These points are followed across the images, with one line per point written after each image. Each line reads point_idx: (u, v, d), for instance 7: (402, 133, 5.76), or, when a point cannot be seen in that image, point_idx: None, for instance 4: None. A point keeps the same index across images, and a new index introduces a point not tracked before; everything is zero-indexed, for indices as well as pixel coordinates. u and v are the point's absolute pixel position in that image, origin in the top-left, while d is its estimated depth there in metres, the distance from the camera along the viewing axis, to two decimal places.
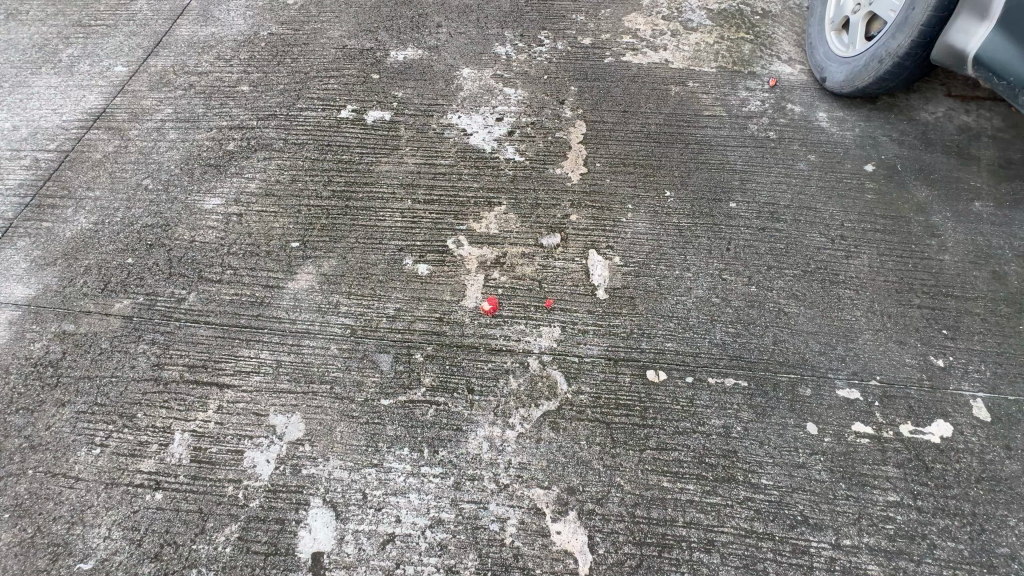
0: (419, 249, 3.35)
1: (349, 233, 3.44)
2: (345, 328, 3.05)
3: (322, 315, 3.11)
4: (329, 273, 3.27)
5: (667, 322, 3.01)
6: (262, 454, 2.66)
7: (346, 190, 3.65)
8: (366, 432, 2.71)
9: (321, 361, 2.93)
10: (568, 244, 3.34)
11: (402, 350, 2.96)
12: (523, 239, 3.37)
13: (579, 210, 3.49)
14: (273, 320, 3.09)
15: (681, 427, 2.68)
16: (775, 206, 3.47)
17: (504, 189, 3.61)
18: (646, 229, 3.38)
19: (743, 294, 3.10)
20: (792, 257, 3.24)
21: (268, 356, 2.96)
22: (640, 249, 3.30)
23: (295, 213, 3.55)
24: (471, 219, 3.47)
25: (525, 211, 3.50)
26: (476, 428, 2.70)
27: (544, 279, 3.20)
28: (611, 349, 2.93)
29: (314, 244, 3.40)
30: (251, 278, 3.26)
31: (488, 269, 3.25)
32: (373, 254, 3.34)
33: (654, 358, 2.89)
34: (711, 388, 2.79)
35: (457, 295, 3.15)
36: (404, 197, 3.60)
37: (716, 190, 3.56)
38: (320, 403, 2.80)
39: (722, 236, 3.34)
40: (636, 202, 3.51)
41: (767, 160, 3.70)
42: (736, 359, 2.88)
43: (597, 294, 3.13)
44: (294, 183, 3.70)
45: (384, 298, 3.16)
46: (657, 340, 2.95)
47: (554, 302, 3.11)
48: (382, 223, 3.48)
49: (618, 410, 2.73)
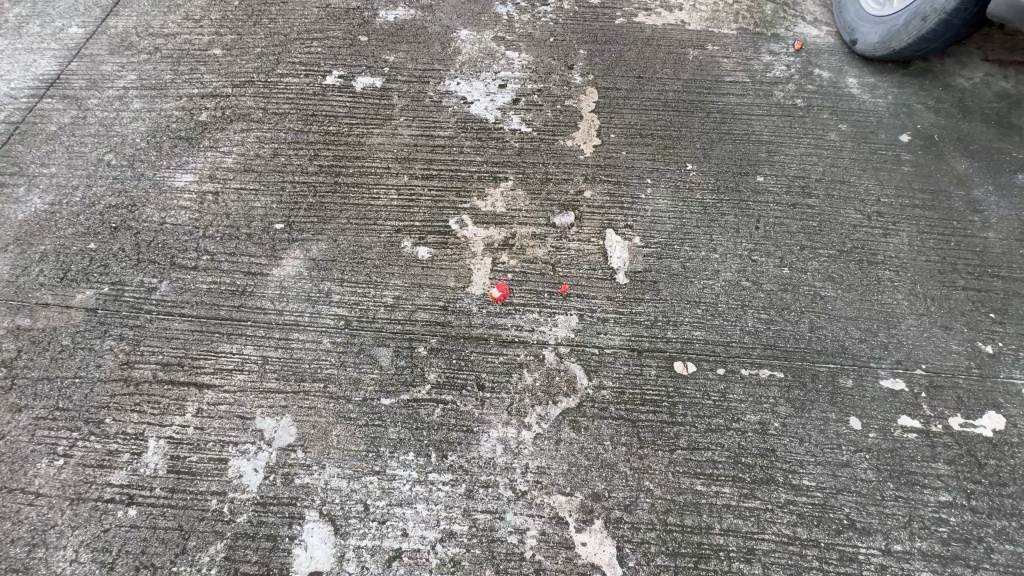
0: (418, 230, 3.02)
1: (340, 212, 3.09)
2: (338, 319, 2.74)
3: (312, 305, 2.79)
4: (318, 258, 2.94)
5: (694, 308, 2.75)
6: (248, 463, 2.37)
7: (334, 165, 3.28)
8: (366, 435, 2.43)
9: (313, 357, 2.63)
10: (582, 224, 3.03)
11: (402, 343, 2.66)
12: (533, 218, 3.06)
13: (593, 186, 3.17)
14: (257, 311, 2.77)
15: (714, 424, 2.44)
16: (806, 180, 3.20)
17: (510, 164, 3.28)
18: (667, 206, 3.09)
19: (775, 277, 2.84)
20: (827, 236, 2.98)
21: (252, 351, 2.65)
22: (662, 228, 3.01)
23: (279, 191, 3.18)
24: (475, 197, 3.14)
25: (534, 187, 3.17)
26: (489, 429, 2.43)
27: (558, 263, 2.90)
28: (633, 339, 2.66)
29: (301, 225, 3.05)
30: (230, 264, 2.92)
31: (495, 252, 2.94)
32: (367, 236, 3.01)
33: (681, 348, 2.63)
34: (744, 380, 2.55)
35: (462, 281, 2.85)
36: (399, 172, 3.25)
37: (741, 162, 3.26)
38: (312, 403, 2.51)
39: (750, 213, 3.06)
40: (655, 177, 3.20)
41: (795, 131, 3.40)
42: (771, 348, 2.64)
43: (616, 279, 2.84)
44: (276, 157, 3.32)
45: (380, 285, 2.84)
46: (684, 329, 2.69)
47: (570, 287, 2.82)
48: (376, 201, 3.13)
49: (644, 406, 2.48)
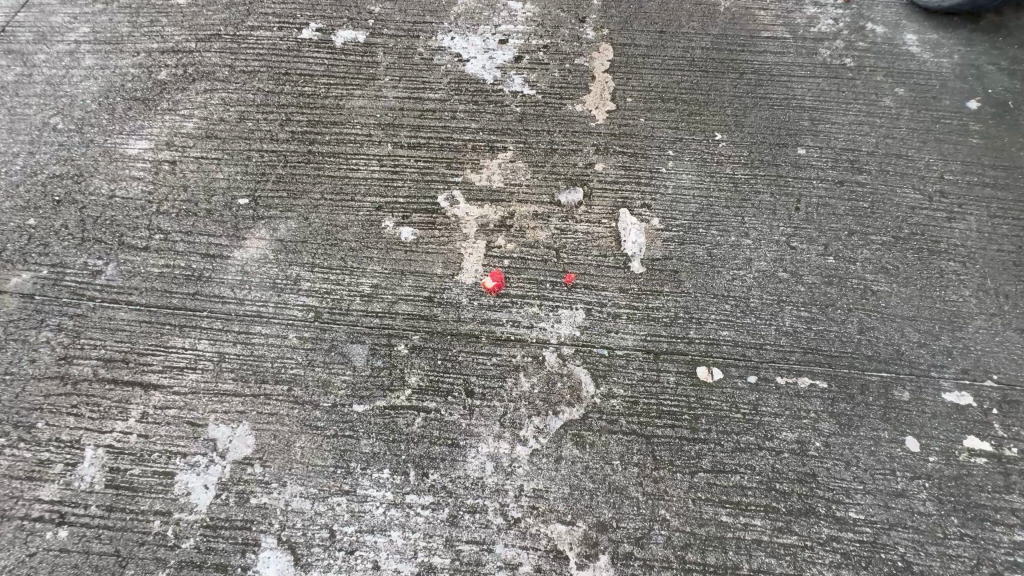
0: (402, 207, 2.62)
1: (313, 186, 2.69)
2: (307, 310, 2.36)
3: (277, 293, 2.41)
4: (286, 238, 2.55)
5: (721, 303, 2.34)
6: (197, 478, 2.04)
7: (309, 131, 2.86)
8: (334, 449, 2.09)
9: (276, 355, 2.27)
10: (592, 202, 2.61)
11: (380, 340, 2.29)
12: (535, 195, 2.64)
13: (606, 158, 2.73)
14: (214, 300, 2.40)
15: (743, 442, 2.07)
16: (856, 153, 2.73)
17: (510, 131, 2.84)
18: (692, 181, 2.65)
19: (818, 267, 2.42)
20: (879, 220, 2.54)
21: (206, 347, 2.29)
22: (685, 208, 2.58)
23: (244, 161, 2.78)
24: (469, 169, 2.72)
25: (537, 159, 2.74)
26: (478, 444, 2.08)
27: (562, 248, 2.49)
28: (649, 339, 2.27)
29: (268, 200, 2.66)
30: (185, 245, 2.54)
31: (490, 234, 2.54)
32: (343, 214, 2.61)
33: (705, 350, 2.24)
34: (780, 391, 2.16)
35: (451, 267, 2.46)
36: (382, 140, 2.83)
37: (780, 132, 2.80)
38: (274, 409, 2.16)
39: (789, 191, 2.62)
40: (679, 148, 2.75)
41: (843, 95, 2.92)
42: (812, 352, 2.23)
43: (630, 267, 2.43)
44: (242, 122, 2.90)
45: (357, 271, 2.46)
46: (708, 328, 2.29)
47: (575, 277, 2.42)
48: (354, 174, 2.72)
49: (661, 420, 2.11)
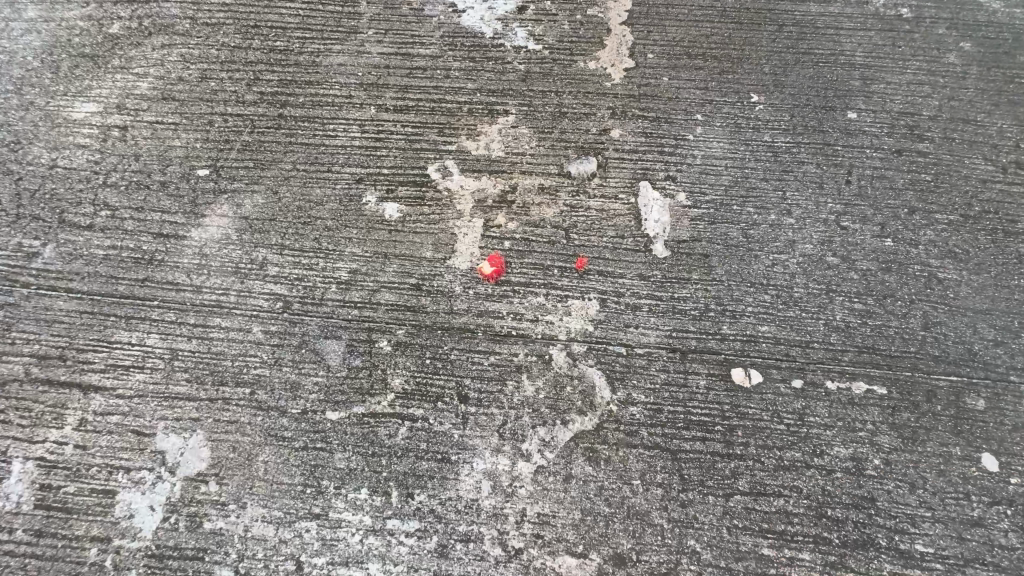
0: (386, 179, 2.25)
1: (283, 155, 2.32)
2: (274, 299, 2.02)
3: (240, 279, 2.07)
4: (252, 215, 2.19)
5: (760, 294, 1.99)
6: (142, 498, 1.73)
7: (280, 92, 2.47)
8: (304, 464, 1.77)
9: (237, 353, 1.94)
10: (608, 174, 2.24)
11: (358, 335, 1.96)
12: (541, 166, 2.26)
13: (623, 124, 2.35)
14: (167, 288, 2.06)
15: (788, 459, 1.74)
16: (916, 117, 2.34)
17: (512, 93, 2.44)
18: (724, 151, 2.27)
19: (874, 251, 2.06)
20: (944, 195, 2.17)
21: (156, 342, 1.96)
22: (716, 181, 2.21)
23: (205, 126, 2.40)
24: (464, 136, 2.34)
25: (543, 125, 2.36)
26: (473, 459, 1.76)
27: (573, 227, 2.13)
28: (675, 336, 1.93)
29: (231, 171, 2.29)
30: (135, 223, 2.19)
31: (488, 211, 2.18)
32: (318, 187, 2.24)
33: (741, 350, 1.90)
34: (830, 398, 1.82)
35: (443, 250, 2.11)
36: (364, 103, 2.44)
37: (826, 93, 2.40)
38: (233, 417, 1.84)
39: (839, 163, 2.24)
40: (708, 111, 2.36)
41: (899, 51, 2.51)
42: (868, 352, 1.89)
43: (652, 251, 2.08)
44: (203, 82, 2.52)
45: (333, 254, 2.11)
46: (745, 323, 1.94)
47: (588, 262, 2.06)
48: (331, 140, 2.34)
49: (689, 432, 1.78)
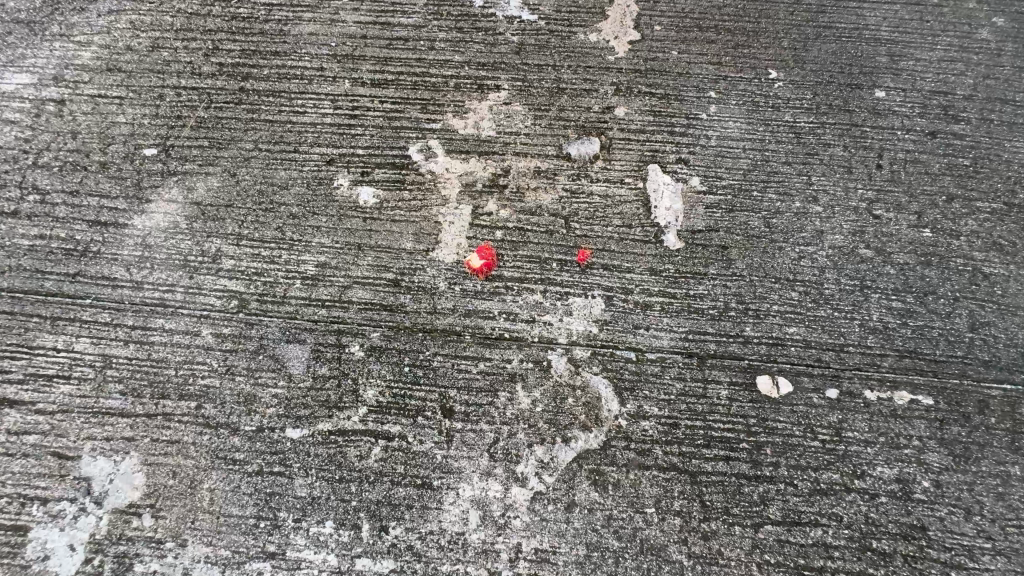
0: (361, 161, 1.98)
1: (244, 133, 2.03)
2: (227, 297, 1.74)
3: (188, 273, 1.78)
4: (205, 200, 1.90)
5: (787, 291, 1.75)
6: (60, 535, 1.45)
7: (242, 63, 2.18)
8: (258, 492, 1.49)
9: (183, 360, 1.65)
10: (613, 156, 1.98)
11: (326, 339, 1.68)
12: (537, 147, 2.00)
13: (628, 101, 2.10)
14: (103, 285, 1.77)
15: (825, 483, 1.51)
16: (950, 96, 2.12)
17: (504, 66, 2.18)
18: (742, 132, 2.03)
19: (912, 243, 1.84)
20: (985, 181, 1.96)
21: (86, 348, 1.67)
22: (733, 165, 1.97)
23: (155, 100, 2.11)
24: (451, 113, 2.07)
25: (539, 101, 2.10)
26: (458, 485, 1.50)
27: (573, 215, 1.88)
28: (692, 339, 1.68)
29: (183, 150, 2.00)
30: (68, 210, 1.90)
31: (477, 197, 1.91)
32: (282, 169, 1.96)
33: (767, 355, 1.66)
34: (871, 410, 1.59)
35: (425, 240, 1.84)
36: (338, 76, 2.16)
37: (851, 71, 2.18)
38: (174, 436, 1.56)
39: (868, 145, 2.02)
40: (723, 88, 2.12)
41: (930, 25, 2.28)
42: (911, 357, 1.66)
43: (664, 242, 1.83)
44: (154, 52, 2.22)
45: (298, 245, 1.83)
46: (771, 324, 1.70)
47: (590, 254, 1.81)
48: (299, 117, 2.06)
49: (711, 451, 1.54)
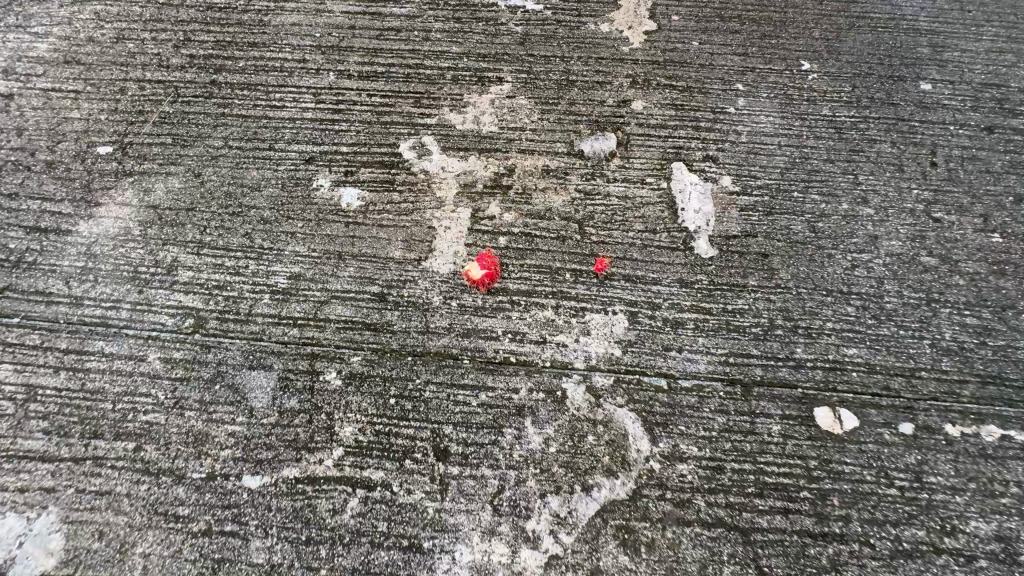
0: (345, 159, 1.73)
1: (213, 129, 1.79)
2: (181, 316, 1.47)
3: (137, 287, 1.52)
4: (163, 204, 1.65)
5: (842, 306, 1.49)
6: None
7: (215, 55, 1.96)
8: (204, 559, 1.20)
9: (123, 392, 1.37)
10: (631, 153, 1.75)
11: (296, 365, 1.41)
12: (545, 143, 1.77)
13: (646, 94, 1.88)
14: (35, 302, 1.50)
15: (908, 542, 1.22)
16: (1004, 88, 1.91)
17: (507, 58, 1.96)
18: (776, 127, 1.80)
19: (981, 250, 1.59)
20: None
21: (8, 378, 1.39)
22: (769, 163, 1.73)
23: (115, 94, 1.87)
24: (448, 107, 1.84)
25: (547, 95, 1.87)
26: (455, 548, 1.21)
27: (588, 219, 1.63)
28: (733, 363, 1.41)
29: (142, 148, 1.76)
30: (4, 215, 1.64)
31: (477, 198, 1.66)
32: (255, 169, 1.71)
33: (825, 382, 1.39)
34: (955, 449, 1.31)
35: (417, 248, 1.58)
36: (321, 68, 1.93)
37: (891, 62, 1.97)
38: (105, 486, 1.26)
39: (919, 141, 1.79)
40: (751, 80, 1.90)
41: (973, 15, 2.09)
42: (996, 384, 1.39)
43: (694, 249, 1.58)
44: (118, 43, 1.99)
45: (268, 254, 1.56)
46: (826, 344, 1.44)
47: (609, 264, 1.55)
48: (277, 112, 1.83)
49: (765, 501, 1.25)
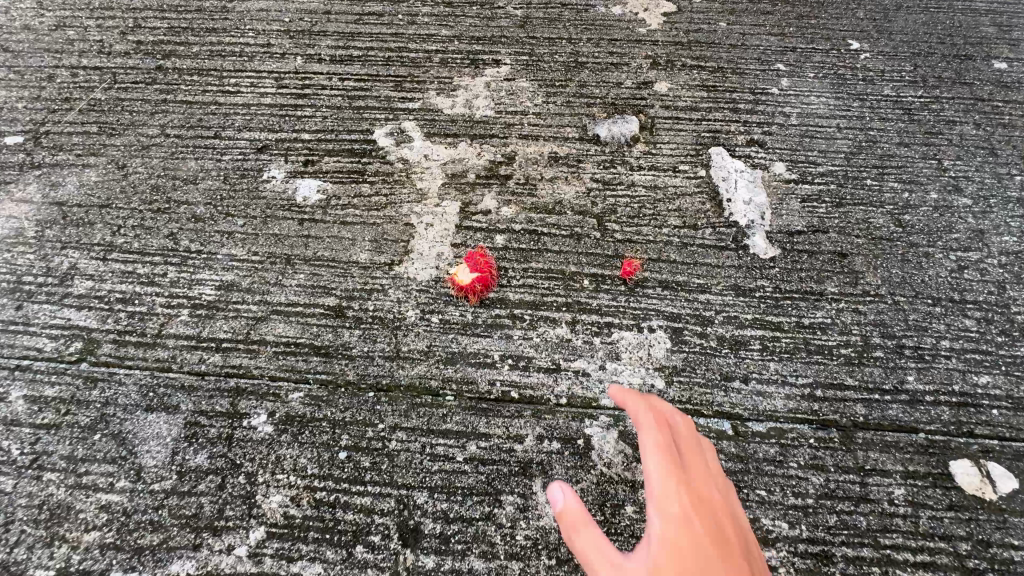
0: (306, 147, 1.41)
1: (150, 117, 1.48)
2: (66, 338, 1.09)
3: (16, 302, 1.14)
4: (71, 200, 1.31)
5: (956, 318, 1.11)
6: None
7: (166, 41, 1.68)
8: None
9: None
10: (658, 138, 1.42)
11: (214, 405, 1.01)
12: (552, 128, 1.45)
13: (671, 75, 1.58)
14: None
15: None
16: None
17: (505, 39, 1.67)
18: (830, 109, 1.49)
19: None
20: None
21: None
22: (829, 147, 1.40)
23: (40, 82, 1.58)
24: (434, 91, 1.54)
25: (553, 77, 1.57)
26: None
27: (609, 213, 1.28)
28: (822, 397, 1.01)
29: (59, 139, 1.44)
30: None
31: (468, 190, 1.32)
32: (193, 159, 1.39)
33: (956, 424, 0.98)
34: None
35: (390, 249, 1.22)
36: (287, 52, 1.64)
37: (954, 40, 1.68)
38: None
39: (1007, 122, 1.47)
40: (793, 60, 1.61)
41: None
42: None
43: (749, 247, 1.21)
44: (56, 30, 1.72)
45: (194, 258, 1.20)
46: (947, 370, 1.04)
47: (639, 266, 1.18)
48: (229, 97, 1.52)
49: None
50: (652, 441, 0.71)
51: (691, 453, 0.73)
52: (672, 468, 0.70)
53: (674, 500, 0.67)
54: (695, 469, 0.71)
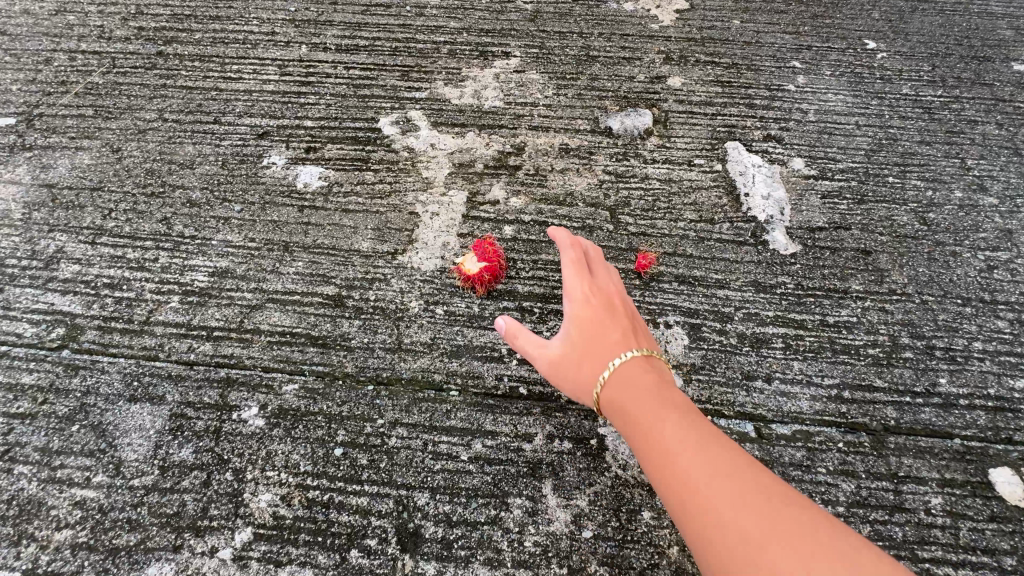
0: (309, 134, 1.36)
1: (149, 101, 1.43)
2: (48, 324, 1.03)
3: None
4: (62, 183, 1.25)
5: (988, 319, 1.06)
6: None
7: (168, 27, 1.64)
8: None
9: None
10: (671, 132, 1.38)
11: (201, 396, 0.95)
12: (562, 120, 1.41)
13: (684, 70, 1.54)
14: None
15: None
16: None
17: (515, 32, 1.63)
18: (848, 106, 1.45)
19: None
20: None
21: None
22: (848, 144, 1.36)
23: (37, 66, 1.53)
24: (442, 81, 1.50)
25: (564, 70, 1.53)
26: None
27: (622, 205, 1.23)
28: (850, 399, 0.95)
29: (53, 122, 1.39)
30: None
31: (475, 180, 1.27)
32: (191, 143, 1.34)
33: (994, 430, 0.92)
34: None
35: (394, 237, 1.16)
36: (292, 40, 1.60)
37: (972, 42, 1.65)
38: None
39: None
40: (809, 58, 1.58)
41: None
42: None
43: (768, 243, 1.16)
44: (57, 15, 1.68)
45: (188, 243, 1.15)
46: (981, 373, 0.99)
47: (654, 260, 1.13)
48: (231, 83, 1.48)
49: None
50: (566, 256, 0.88)
51: (601, 268, 0.89)
52: (582, 274, 0.86)
53: (580, 292, 0.83)
54: (601, 276, 0.87)
